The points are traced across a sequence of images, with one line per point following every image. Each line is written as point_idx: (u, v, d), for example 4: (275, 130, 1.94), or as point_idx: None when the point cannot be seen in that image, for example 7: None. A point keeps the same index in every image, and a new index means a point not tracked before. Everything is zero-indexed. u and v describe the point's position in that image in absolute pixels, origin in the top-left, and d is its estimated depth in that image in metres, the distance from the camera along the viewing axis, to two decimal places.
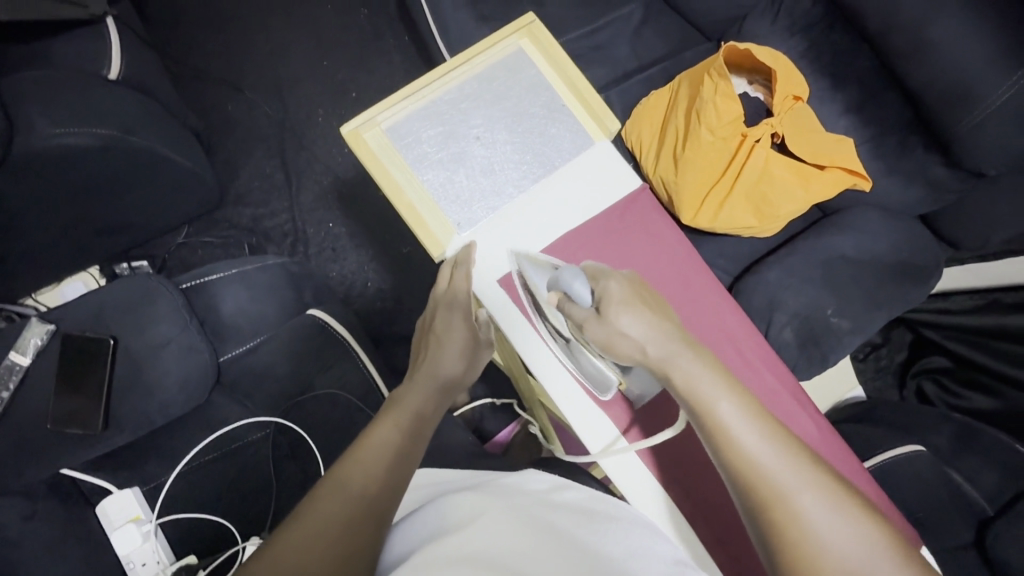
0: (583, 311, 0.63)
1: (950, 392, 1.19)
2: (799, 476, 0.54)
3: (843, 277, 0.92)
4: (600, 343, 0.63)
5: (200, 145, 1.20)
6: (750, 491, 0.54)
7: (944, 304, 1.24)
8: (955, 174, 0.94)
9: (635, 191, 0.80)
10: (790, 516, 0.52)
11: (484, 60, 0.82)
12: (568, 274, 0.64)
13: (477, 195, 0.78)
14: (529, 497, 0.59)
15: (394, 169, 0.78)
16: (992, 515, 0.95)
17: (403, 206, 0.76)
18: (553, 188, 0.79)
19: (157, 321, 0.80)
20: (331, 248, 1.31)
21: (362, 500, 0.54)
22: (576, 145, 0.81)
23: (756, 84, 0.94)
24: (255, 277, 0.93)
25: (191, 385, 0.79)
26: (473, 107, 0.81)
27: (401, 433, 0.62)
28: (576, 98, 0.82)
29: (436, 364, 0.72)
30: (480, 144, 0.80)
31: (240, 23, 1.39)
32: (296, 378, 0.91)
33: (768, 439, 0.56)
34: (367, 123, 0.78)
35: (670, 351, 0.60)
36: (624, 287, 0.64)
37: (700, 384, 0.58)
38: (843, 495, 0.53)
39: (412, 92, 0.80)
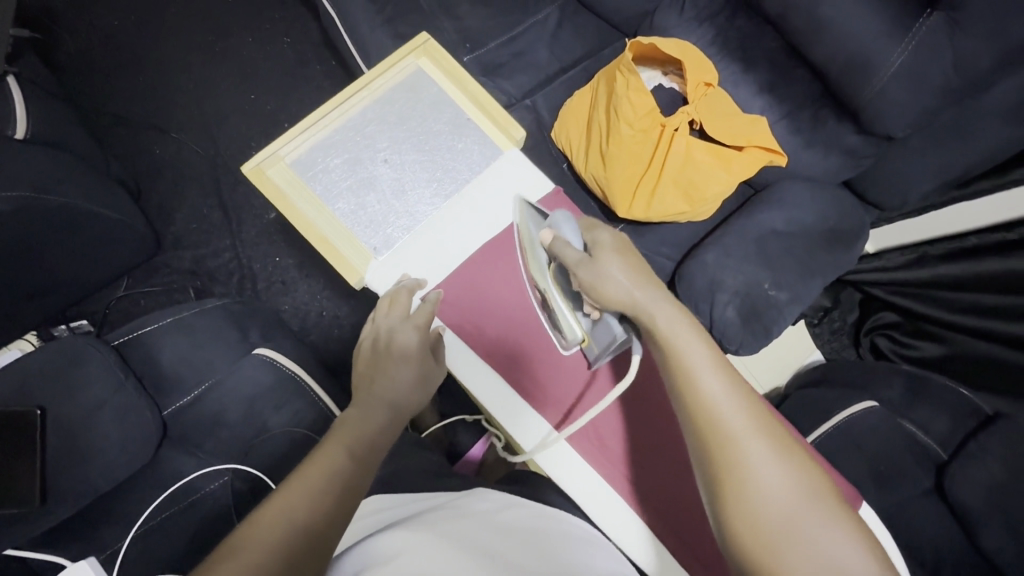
0: (575, 253, 0.68)
1: (901, 344, 1.25)
2: (753, 425, 0.53)
3: (775, 250, 0.95)
4: (588, 284, 0.66)
5: (127, 193, 1.17)
6: (702, 430, 0.54)
7: (881, 263, 1.29)
8: (867, 140, 0.98)
9: (549, 196, 0.82)
10: (734, 457, 0.51)
11: (384, 84, 0.83)
12: (558, 216, 0.72)
13: (391, 216, 0.79)
14: (476, 518, 0.61)
15: (302, 202, 0.78)
16: (947, 459, 1.00)
17: (315, 238, 0.76)
18: (465, 202, 0.80)
19: (88, 383, 0.77)
20: (280, 282, 1.28)
21: (307, 528, 0.51)
22: (484, 157, 0.82)
23: (670, 74, 0.97)
24: (194, 323, 0.91)
25: (133, 445, 0.77)
26: (378, 131, 0.82)
27: (354, 463, 0.59)
28: (480, 111, 0.84)
29: (388, 388, 0.67)
30: (389, 166, 0.81)
31: (158, 64, 1.36)
32: (247, 421, 0.88)
33: (729, 386, 0.55)
34: (270, 158, 0.78)
35: (653, 297, 0.62)
36: (615, 237, 0.69)
37: (675, 331, 0.59)
38: (792, 450, 0.52)
39: (312, 123, 0.80)
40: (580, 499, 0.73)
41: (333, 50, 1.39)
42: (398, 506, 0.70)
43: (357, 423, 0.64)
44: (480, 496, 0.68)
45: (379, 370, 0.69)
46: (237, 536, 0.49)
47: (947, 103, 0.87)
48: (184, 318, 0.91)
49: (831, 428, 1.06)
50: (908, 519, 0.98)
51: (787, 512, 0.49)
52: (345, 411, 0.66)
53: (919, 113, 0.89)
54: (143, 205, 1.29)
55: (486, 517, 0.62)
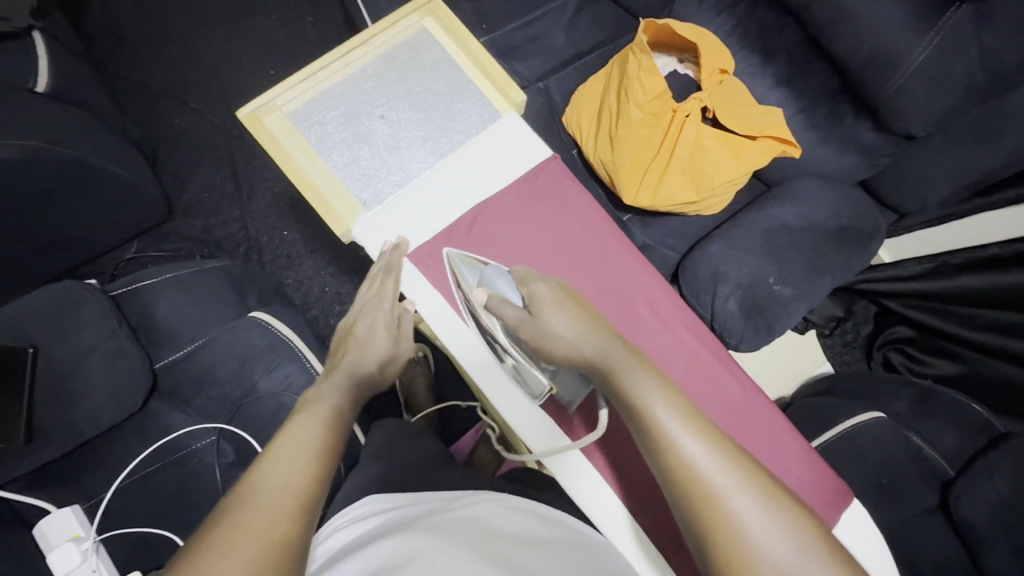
0: (513, 313, 0.65)
1: (916, 360, 1.21)
2: (734, 476, 0.50)
3: (783, 245, 0.93)
4: (535, 343, 0.64)
5: (142, 157, 1.18)
6: (685, 493, 0.51)
7: (897, 272, 1.22)
8: (884, 138, 0.95)
9: (544, 160, 0.80)
10: (722, 519, 0.49)
11: (385, 41, 0.83)
12: (494, 273, 0.69)
13: (383, 171, 0.79)
14: (463, 532, 0.55)
15: (295, 150, 0.78)
16: (954, 476, 0.97)
17: (305, 187, 0.76)
18: (457, 161, 0.80)
19: (80, 327, 0.78)
20: (287, 255, 1.29)
21: (291, 492, 0.50)
22: (482, 120, 0.82)
23: (685, 62, 0.96)
24: (193, 281, 0.92)
25: (120, 393, 0.78)
26: (377, 88, 0.82)
27: (325, 428, 0.59)
28: (480, 73, 0.83)
29: (355, 364, 0.69)
30: (385, 122, 0.81)
31: (182, 36, 1.38)
32: (238, 381, 0.88)
33: (704, 440, 0.53)
34: (265, 106, 0.78)
35: (609, 350, 0.60)
36: (552, 287, 0.65)
37: (641, 387, 0.57)
38: (778, 495, 0.50)
39: (311, 74, 0.80)
40: (557, 477, 0.72)
41: (355, 33, 1.40)
42: (373, 513, 0.63)
43: (325, 395, 0.64)
44: (487, 498, 0.66)
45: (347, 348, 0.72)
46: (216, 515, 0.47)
47: (970, 102, 0.84)
48: (182, 275, 0.92)
49: (832, 437, 1.02)
50: (907, 536, 0.94)
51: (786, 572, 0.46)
52: (311, 387, 0.66)
53: (941, 111, 0.86)
54: (158, 171, 1.31)
55: (471, 526, 0.57)
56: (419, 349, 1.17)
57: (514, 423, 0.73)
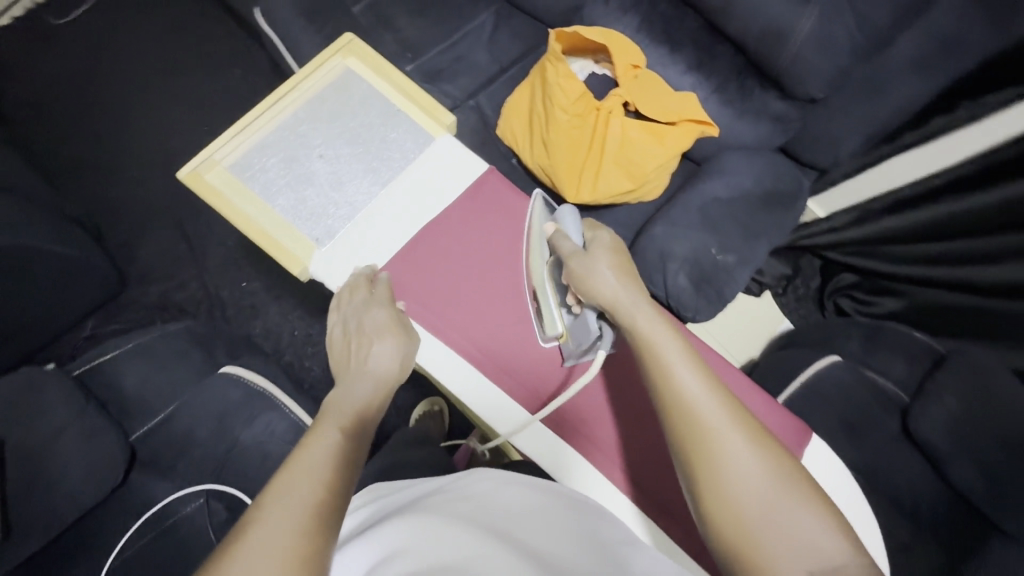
0: (571, 246, 0.70)
1: (864, 302, 1.30)
2: (727, 415, 0.53)
3: (720, 217, 0.99)
4: (577, 273, 0.67)
5: (85, 232, 1.16)
6: (679, 423, 0.54)
7: (829, 225, 1.29)
8: (791, 104, 1.03)
9: (483, 174, 0.85)
10: (710, 450, 0.52)
11: (313, 84, 0.86)
12: (566, 211, 0.75)
13: (330, 208, 0.81)
14: (462, 510, 0.57)
15: (241, 201, 0.79)
16: (908, 401, 1.05)
17: (257, 235, 0.78)
18: (400, 187, 0.83)
19: (47, 412, 0.77)
20: (250, 306, 1.29)
21: (315, 496, 0.49)
22: (418, 144, 0.85)
23: (601, 62, 1.02)
24: (157, 347, 0.92)
25: (99, 469, 0.77)
26: (311, 129, 0.84)
27: (346, 432, 0.57)
28: (409, 100, 0.87)
29: (367, 362, 0.67)
30: (324, 161, 0.83)
31: (109, 106, 1.37)
32: (219, 439, 0.88)
33: (705, 381, 0.56)
34: (204, 164, 0.79)
35: (634, 299, 0.63)
36: (614, 239, 0.70)
37: (652, 331, 0.60)
38: (764, 437, 0.53)
39: (244, 125, 0.82)
40: (548, 469, 0.75)
41: (284, 78, 1.42)
42: (362, 508, 0.64)
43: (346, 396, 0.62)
44: (477, 475, 0.68)
45: (356, 351, 0.68)
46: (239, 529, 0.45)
47: (857, 61, 0.93)
48: (145, 344, 0.91)
49: (797, 388, 1.09)
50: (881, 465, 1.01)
51: (760, 504, 0.50)
52: (331, 390, 0.63)
53: (834, 73, 0.94)
54: (103, 245, 1.28)
55: (482, 509, 0.58)
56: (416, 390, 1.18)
57: (496, 424, 0.76)
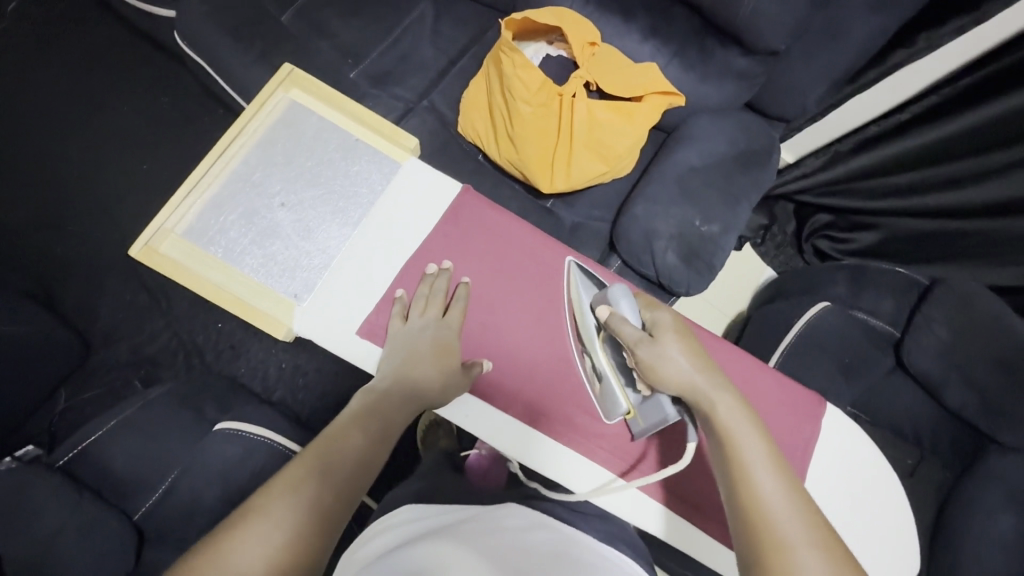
0: (632, 330, 0.65)
1: (840, 240, 1.31)
2: (807, 531, 0.49)
3: (696, 187, 0.98)
4: (646, 363, 0.63)
5: (36, 302, 1.08)
6: (750, 523, 0.51)
7: (800, 171, 1.31)
8: (753, 60, 1.00)
9: (458, 195, 0.80)
10: (782, 559, 0.48)
11: (259, 126, 0.81)
12: (618, 292, 0.69)
13: (302, 258, 0.76)
14: (486, 539, 0.57)
15: (207, 271, 0.74)
16: (900, 336, 1.08)
17: (231, 304, 0.73)
18: (372, 222, 0.78)
19: (39, 510, 0.73)
20: (231, 347, 1.23)
21: (321, 503, 0.55)
22: (384, 174, 0.81)
23: (555, 43, 0.98)
24: (144, 416, 0.87)
25: (107, 558, 0.74)
26: (266, 175, 0.79)
27: (369, 442, 0.64)
28: (364, 127, 0.83)
29: (410, 376, 0.69)
30: (287, 209, 0.78)
31: (33, 159, 1.26)
32: (228, 496, 0.83)
33: (789, 491, 0.52)
34: (157, 236, 0.74)
35: (715, 386, 0.60)
36: (674, 318, 0.67)
37: (737, 423, 0.57)
38: (847, 565, 0.47)
39: (193, 185, 0.76)
40: (565, 483, 0.73)
41: (219, 99, 1.32)
42: (387, 532, 0.64)
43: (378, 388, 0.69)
44: (513, 511, 0.66)
45: (405, 360, 0.70)
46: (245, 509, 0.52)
47: (815, 7, 0.89)
48: (128, 415, 0.87)
49: (795, 335, 1.10)
50: None
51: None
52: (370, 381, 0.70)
53: (794, 22, 0.91)
54: (59, 309, 1.20)
55: (516, 547, 0.56)
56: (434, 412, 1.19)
57: (503, 447, 0.74)
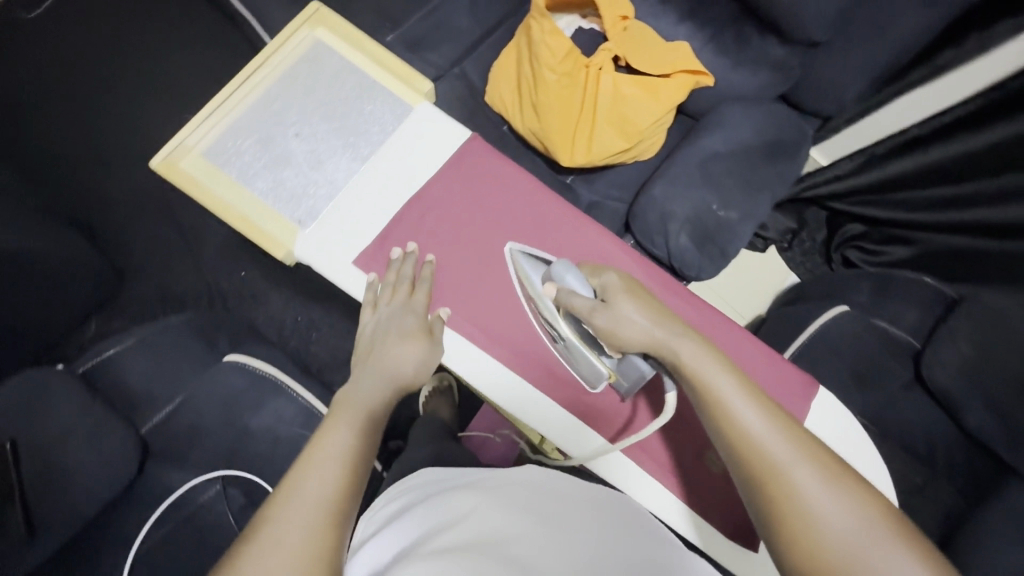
0: (585, 301, 0.66)
1: (872, 253, 1.26)
2: (793, 448, 0.51)
3: (719, 172, 0.96)
4: (604, 330, 0.63)
5: (76, 230, 1.15)
6: (746, 462, 0.51)
7: (835, 172, 1.25)
8: (791, 50, 0.97)
9: (465, 142, 0.82)
10: (787, 489, 0.49)
11: (282, 60, 0.83)
12: (561, 267, 0.69)
13: (310, 187, 0.79)
14: (507, 491, 0.61)
15: (219, 188, 0.77)
16: (920, 346, 1.04)
17: (238, 221, 0.76)
18: (380, 161, 0.81)
19: (55, 409, 0.78)
20: (251, 295, 1.28)
21: (326, 512, 0.51)
22: (396, 116, 0.83)
23: (588, 17, 0.98)
24: (159, 340, 0.92)
25: (111, 463, 0.79)
26: (285, 107, 0.82)
27: (357, 435, 0.60)
28: (383, 69, 0.85)
29: (386, 361, 0.68)
30: (301, 140, 0.81)
31: (85, 100, 1.34)
32: (229, 425, 0.88)
33: (767, 415, 0.53)
34: (177, 151, 0.77)
35: (674, 333, 0.60)
36: (622, 277, 0.67)
37: (703, 366, 0.57)
38: (837, 468, 0.50)
39: (214, 107, 0.79)
40: (559, 444, 0.74)
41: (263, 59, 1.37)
42: (403, 493, 0.67)
43: (356, 392, 0.65)
44: (530, 470, 0.68)
45: (380, 353, 0.69)
46: (246, 546, 0.48)
47: None
48: (145, 337, 0.92)
49: (804, 339, 1.07)
50: (890, 414, 1.01)
51: (853, 549, 0.46)
52: (341, 388, 0.66)
53: (836, 11, 0.87)
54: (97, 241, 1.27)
55: (534, 503, 0.59)
56: (441, 379, 1.20)
57: (500, 401, 0.74)
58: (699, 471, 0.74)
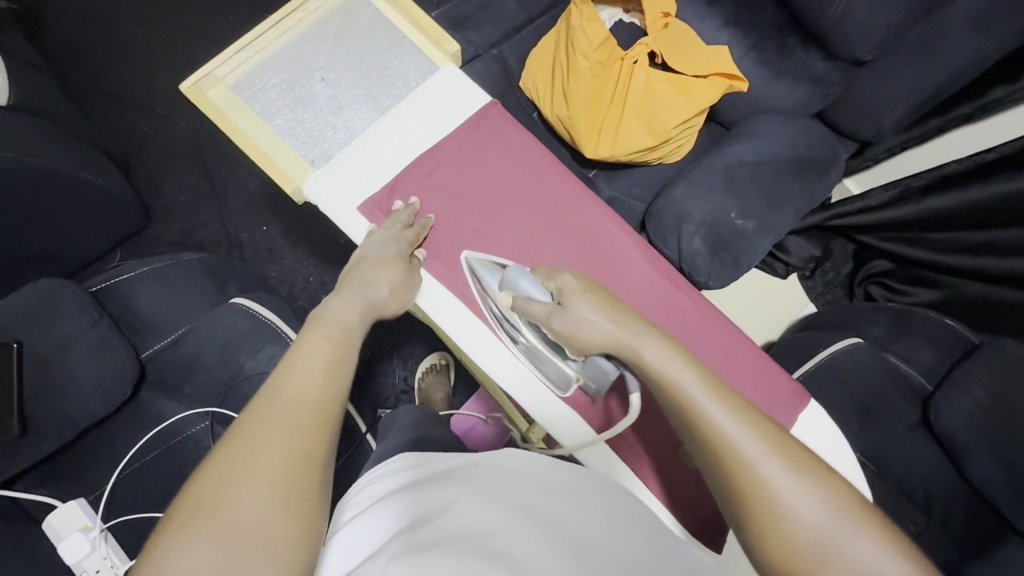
0: (542, 306, 0.64)
1: (896, 291, 1.23)
2: (762, 443, 0.49)
3: (743, 181, 0.94)
4: (565, 333, 0.62)
5: (113, 163, 1.19)
6: (719, 462, 0.49)
7: (864, 203, 1.19)
8: (834, 66, 0.95)
9: (485, 106, 0.83)
10: (758, 486, 0.48)
11: (319, 6, 0.86)
12: (515, 272, 0.68)
13: (328, 131, 0.82)
14: (490, 479, 0.54)
15: (241, 119, 0.81)
16: (932, 390, 1.00)
17: (254, 152, 0.80)
18: (398, 115, 0.82)
19: (64, 321, 0.81)
20: (268, 250, 1.31)
21: (300, 437, 0.49)
22: (421, 73, 0.86)
23: (631, 12, 0.99)
24: (172, 273, 0.95)
25: (108, 382, 0.81)
26: (315, 53, 0.85)
27: (335, 344, 0.58)
28: (415, 28, 0.87)
29: (371, 283, 0.68)
30: (326, 85, 0.84)
31: (141, 44, 1.39)
32: (225, 365, 0.91)
33: (737, 413, 0.51)
34: (207, 80, 0.81)
35: (636, 332, 0.58)
36: (579, 278, 0.65)
37: (667, 363, 0.55)
38: (803, 460, 0.49)
39: (248, 43, 0.83)
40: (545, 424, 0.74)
41: None
42: (392, 473, 0.61)
43: (334, 312, 0.62)
44: (511, 452, 0.62)
45: (366, 277, 0.68)
46: (212, 469, 0.45)
47: (912, 17, 0.84)
48: (160, 268, 0.94)
49: (811, 366, 1.01)
50: (888, 454, 0.98)
51: (826, 538, 0.46)
52: (320, 303, 0.64)
53: (885, 31, 0.85)
54: (132, 179, 1.32)
55: (518, 482, 0.54)
56: (439, 358, 1.20)
57: (488, 367, 0.75)
58: (677, 467, 0.73)
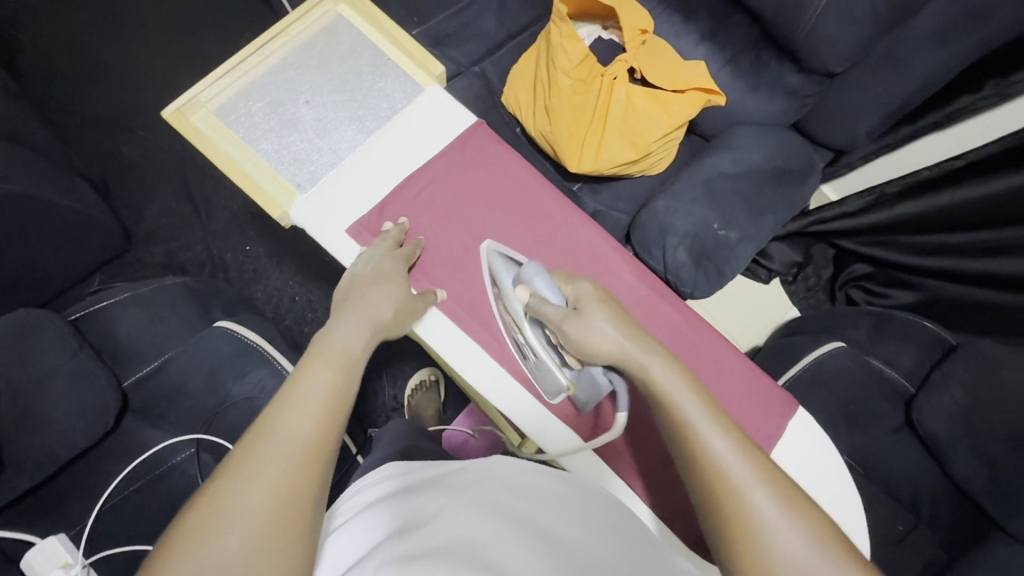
0: (554, 309, 0.64)
1: (876, 294, 1.25)
2: (755, 472, 0.49)
3: (724, 192, 0.96)
4: (573, 338, 0.62)
5: (92, 187, 1.17)
6: (710, 486, 0.50)
7: (842, 209, 1.22)
8: (807, 79, 0.98)
9: (470, 127, 0.84)
10: (744, 511, 0.48)
11: (302, 30, 0.86)
12: (532, 270, 0.68)
13: (314, 154, 0.82)
14: (480, 487, 0.53)
15: (224, 144, 0.81)
16: (914, 391, 1.02)
17: (239, 177, 0.79)
18: (384, 136, 0.83)
19: (42, 353, 0.79)
20: (253, 270, 1.30)
21: (292, 470, 0.47)
22: (406, 95, 0.86)
23: (610, 29, 1.00)
24: (154, 298, 0.93)
25: (89, 413, 0.79)
26: (298, 76, 0.85)
27: (335, 373, 0.56)
28: (398, 49, 0.88)
29: (367, 303, 0.66)
30: (310, 107, 0.84)
31: (120, 67, 1.38)
32: (211, 391, 0.89)
33: (735, 442, 0.51)
34: (189, 105, 0.81)
35: (644, 348, 0.59)
36: (596, 287, 0.66)
37: (670, 382, 0.56)
38: (794, 495, 0.49)
39: (230, 68, 0.83)
40: (534, 438, 0.74)
41: None
42: (378, 482, 0.60)
43: (336, 338, 0.60)
44: (499, 458, 0.61)
45: (363, 298, 0.66)
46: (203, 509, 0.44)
47: (880, 32, 0.87)
48: (142, 294, 0.93)
49: (797, 371, 1.01)
50: (874, 456, 1.00)
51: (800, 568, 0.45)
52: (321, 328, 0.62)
53: (855, 45, 0.88)
54: (112, 202, 1.30)
55: (506, 488, 0.53)
56: (428, 373, 1.19)
57: (477, 383, 0.75)
58: (667, 476, 0.74)
